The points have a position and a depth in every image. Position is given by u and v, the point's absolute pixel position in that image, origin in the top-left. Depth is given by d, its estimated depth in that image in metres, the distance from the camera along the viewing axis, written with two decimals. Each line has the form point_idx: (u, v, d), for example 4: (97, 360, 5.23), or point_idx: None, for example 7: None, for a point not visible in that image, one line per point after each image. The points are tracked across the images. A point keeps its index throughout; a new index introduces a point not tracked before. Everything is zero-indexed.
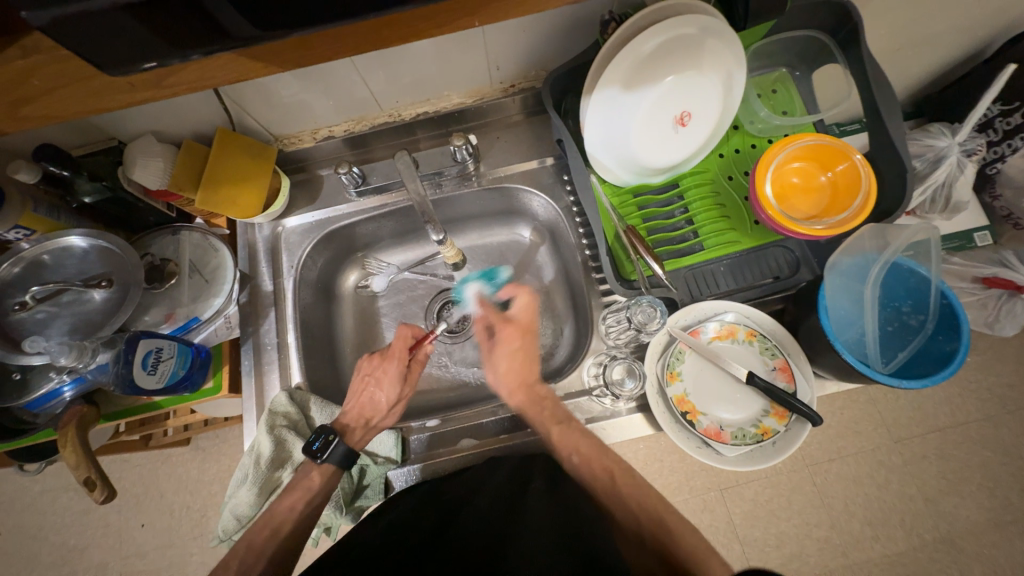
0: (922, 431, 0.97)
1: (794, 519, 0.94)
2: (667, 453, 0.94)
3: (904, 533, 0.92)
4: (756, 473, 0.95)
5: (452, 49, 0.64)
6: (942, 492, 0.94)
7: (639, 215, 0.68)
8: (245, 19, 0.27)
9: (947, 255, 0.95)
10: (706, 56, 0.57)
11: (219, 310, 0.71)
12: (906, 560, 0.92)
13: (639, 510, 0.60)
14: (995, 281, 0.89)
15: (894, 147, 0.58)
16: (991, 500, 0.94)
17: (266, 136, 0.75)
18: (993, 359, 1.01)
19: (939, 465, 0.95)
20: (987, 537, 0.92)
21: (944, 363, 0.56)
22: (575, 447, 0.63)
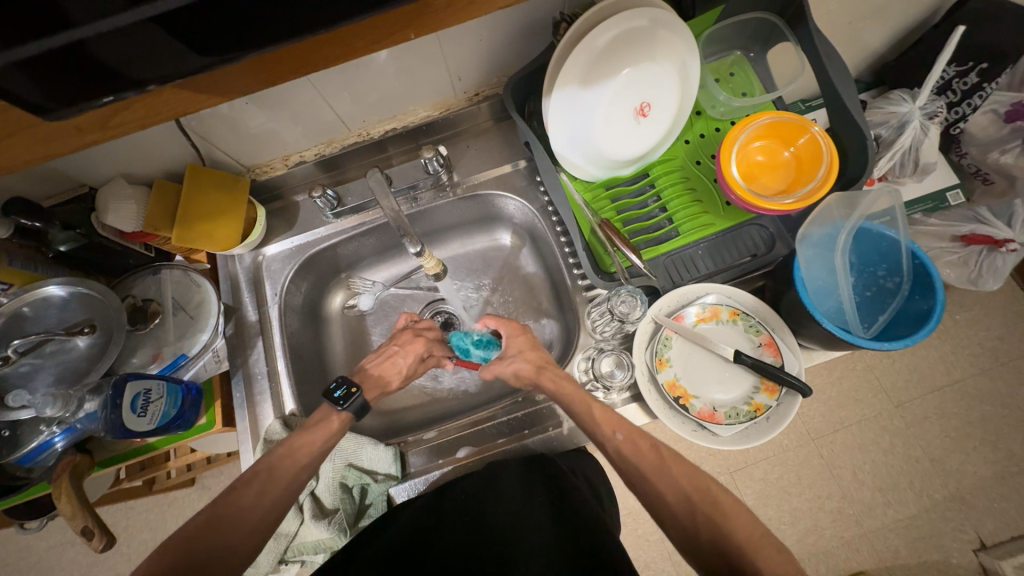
0: (920, 392, 0.98)
1: (805, 493, 0.94)
2: (672, 441, 0.95)
3: (915, 495, 0.93)
4: (762, 451, 0.96)
5: (412, 63, 0.65)
6: (947, 451, 0.95)
7: (612, 207, 0.69)
8: (189, 47, 0.28)
9: (922, 217, 0.97)
10: (658, 47, 0.59)
11: (207, 345, 0.70)
12: (920, 522, 0.92)
13: (690, 494, 0.51)
14: (973, 238, 0.90)
15: (851, 117, 0.59)
16: (995, 453, 0.95)
17: (237, 167, 0.76)
18: (981, 314, 1.02)
19: (940, 424, 0.96)
20: (996, 490, 0.93)
21: (922, 321, 0.57)
22: (618, 422, 0.58)
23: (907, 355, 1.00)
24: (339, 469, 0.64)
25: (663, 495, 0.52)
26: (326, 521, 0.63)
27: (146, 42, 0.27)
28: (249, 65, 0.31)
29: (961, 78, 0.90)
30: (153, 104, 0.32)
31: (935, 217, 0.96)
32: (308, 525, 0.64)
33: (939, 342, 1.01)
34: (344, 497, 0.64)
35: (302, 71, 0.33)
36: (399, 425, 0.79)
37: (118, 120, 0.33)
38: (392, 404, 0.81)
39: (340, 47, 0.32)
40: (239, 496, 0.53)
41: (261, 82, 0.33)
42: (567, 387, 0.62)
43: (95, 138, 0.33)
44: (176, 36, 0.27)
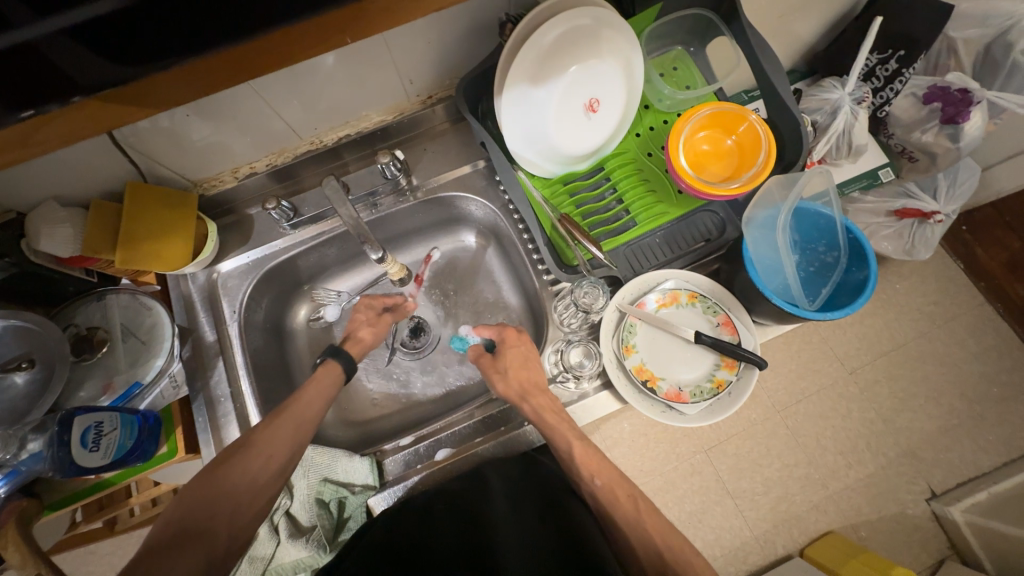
0: (870, 358, 1.06)
1: (775, 463, 0.99)
2: (650, 425, 1.00)
3: (872, 455, 1.00)
4: (732, 428, 1.01)
5: (358, 67, 0.64)
6: (898, 411, 1.03)
7: (571, 202, 0.70)
8: (114, 57, 0.28)
9: (862, 194, 1.09)
10: (603, 45, 0.61)
11: (162, 370, 0.67)
12: (879, 479, 0.99)
13: (662, 551, 0.53)
14: (906, 211, 1.05)
15: (785, 104, 0.63)
16: (938, 409, 1.03)
17: (182, 183, 0.73)
18: (918, 282, 1.11)
19: (890, 386, 1.04)
20: (941, 443, 1.02)
21: (859, 291, 0.61)
22: (599, 468, 0.60)
23: (857, 325, 1.08)
24: (314, 485, 0.63)
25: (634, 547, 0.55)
26: (303, 539, 0.61)
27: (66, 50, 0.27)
28: (194, 73, 0.31)
29: (882, 65, 0.97)
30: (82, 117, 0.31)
31: (870, 196, 1.08)
32: (285, 546, 0.61)
33: (882, 311, 1.09)
34: (320, 513, 0.63)
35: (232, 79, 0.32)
36: (375, 434, 0.78)
37: (41, 136, 0.30)
38: (368, 415, 0.80)
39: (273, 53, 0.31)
40: None
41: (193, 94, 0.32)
42: (551, 414, 0.63)
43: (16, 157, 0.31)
44: (93, 47, 0.27)
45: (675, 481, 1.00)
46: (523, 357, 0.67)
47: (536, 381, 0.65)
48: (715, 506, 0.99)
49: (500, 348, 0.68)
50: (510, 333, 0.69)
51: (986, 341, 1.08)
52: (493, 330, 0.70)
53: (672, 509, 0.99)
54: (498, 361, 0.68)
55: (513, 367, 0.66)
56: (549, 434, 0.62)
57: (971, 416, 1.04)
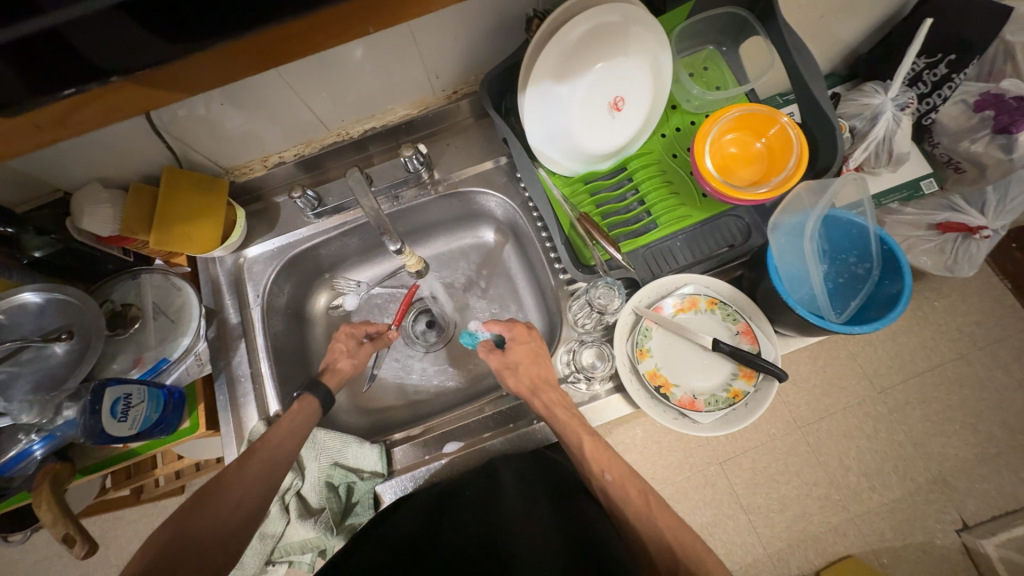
0: (902, 377, 1.01)
1: (793, 481, 0.96)
2: (663, 433, 0.99)
3: (899, 479, 0.96)
4: (750, 441, 0.98)
5: (386, 60, 0.65)
6: (931, 435, 0.98)
7: (591, 201, 0.70)
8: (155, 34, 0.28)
9: (902, 206, 1.05)
10: (631, 42, 0.60)
11: (189, 348, 0.70)
12: (906, 505, 0.95)
13: (674, 548, 0.52)
14: (949, 225, 1.00)
15: (820, 107, 0.61)
16: (975, 436, 0.98)
17: (215, 169, 0.75)
18: (959, 300, 1.06)
19: (922, 409, 0.99)
20: (976, 472, 0.96)
21: (891, 304, 0.58)
22: (609, 464, 0.59)
23: (890, 343, 1.03)
24: (325, 468, 0.65)
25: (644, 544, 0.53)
26: (312, 520, 0.63)
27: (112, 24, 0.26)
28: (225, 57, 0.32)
29: (931, 70, 0.93)
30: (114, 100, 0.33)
31: (910, 206, 1.05)
32: (295, 525, 0.64)
33: (919, 329, 1.03)
34: (330, 496, 0.64)
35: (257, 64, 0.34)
36: (386, 422, 0.79)
37: (81, 111, 0.32)
38: (380, 404, 0.81)
39: (298, 38, 0.32)
40: (200, 512, 0.53)
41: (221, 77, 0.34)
42: (562, 411, 0.63)
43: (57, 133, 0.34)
44: (139, 20, 0.27)
45: (687, 491, 0.98)
46: (532, 351, 0.68)
47: (544, 376, 0.65)
48: (728, 521, 0.96)
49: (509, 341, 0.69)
50: (519, 328, 0.71)
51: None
52: (503, 326, 0.71)
53: (683, 519, 0.97)
54: (508, 354, 0.69)
55: (523, 361, 0.67)
56: (559, 429, 0.61)
57: (1012, 445, 0.98)
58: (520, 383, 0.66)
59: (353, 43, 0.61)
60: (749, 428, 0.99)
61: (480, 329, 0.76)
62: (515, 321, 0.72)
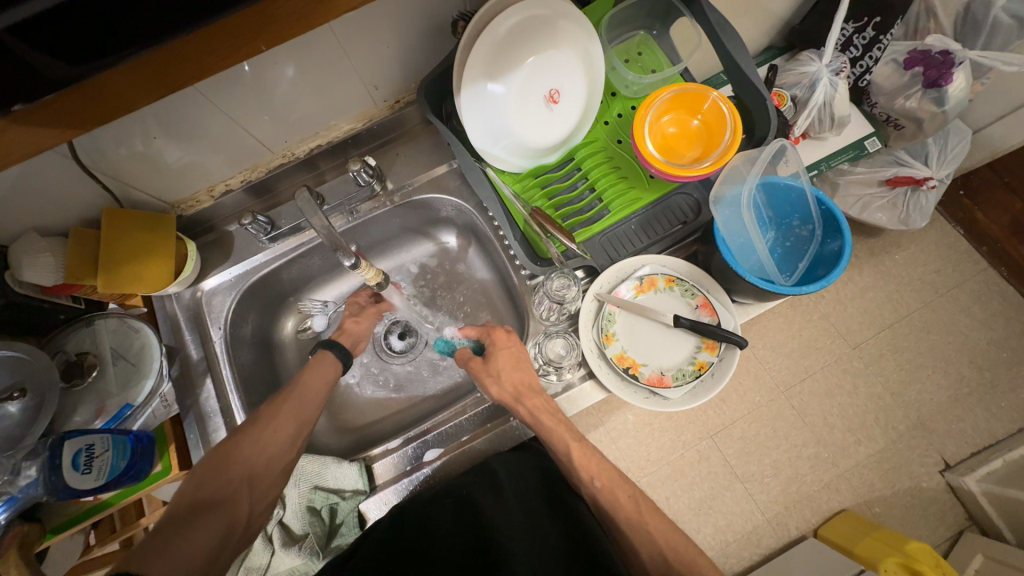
0: (874, 332, 1.04)
1: (782, 444, 0.99)
2: (653, 415, 1.00)
3: (881, 430, 0.99)
4: (737, 412, 1.01)
5: (320, 76, 0.65)
6: (906, 383, 1.02)
7: (543, 195, 0.70)
8: (58, 58, 0.29)
9: (853, 166, 1.10)
10: (559, 36, 0.61)
11: (153, 391, 0.68)
12: (890, 454, 0.98)
13: (666, 553, 0.54)
14: (897, 179, 1.05)
15: (750, 81, 0.63)
16: (947, 378, 1.02)
17: (159, 206, 0.74)
18: (918, 251, 1.10)
19: (895, 358, 1.03)
20: (952, 412, 1.00)
21: (835, 261, 0.60)
22: (598, 469, 0.60)
23: (858, 300, 1.06)
24: (305, 493, 0.65)
25: (638, 550, 0.55)
26: (296, 548, 0.63)
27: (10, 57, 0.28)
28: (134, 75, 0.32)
29: (859, 33, 0.95)
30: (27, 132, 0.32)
31: (860, 166, 1.09)
32: (279, 555, 0.63)
33: (883, 284, 1.07)
34: (312, 520, 0.63)
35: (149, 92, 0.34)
36: (369, 439, 0.79)
37: None
38: (362, 421, 0.80)
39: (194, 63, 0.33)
40: None
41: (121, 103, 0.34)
42: (547, 417, 0.62)
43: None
44: (38, 47, 0.28)
45: (684, 469, 1.00)
46: (514, 356, 0.65)
47: (527, 381, 0.64)
48: (726, 492, 0.98)
49: (489, 348, 0.67)
50: (499, 334, 0.68)
51: (992, 305, 1.06)
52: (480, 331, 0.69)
53: (681, 497, 0.98)
54: (489, 361, 0.66)
55: (505, 367, 0.65)
56: (547, 437, 0.61)
57: (982, 384, 1.02)
58: (503, 391, 0.64)
59: (283, 63, 0.60)
60: (733, 399, 1.01)
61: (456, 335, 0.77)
62: (494, 326, 0.69)
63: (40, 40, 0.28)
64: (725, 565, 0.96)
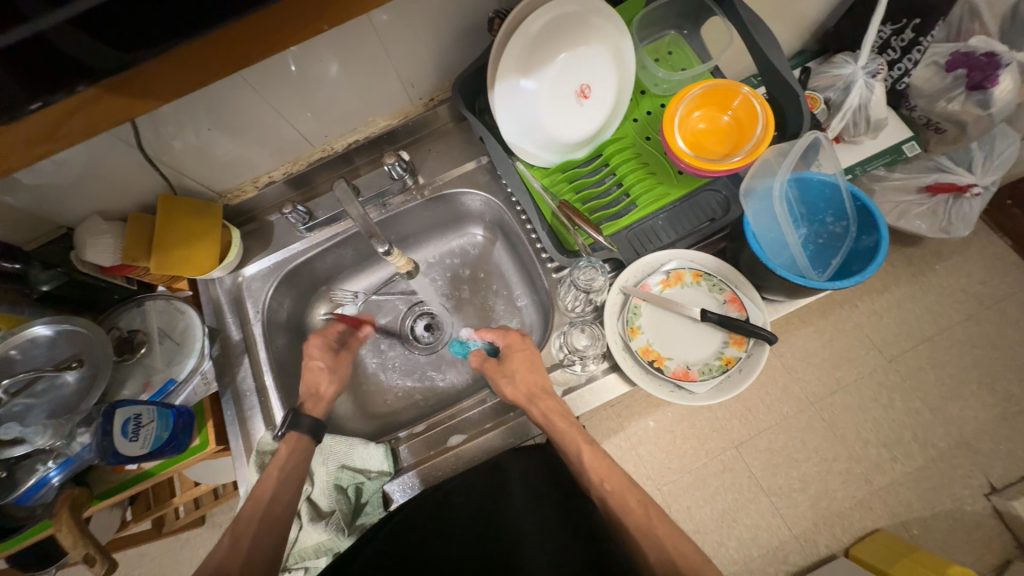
0: (913, 345, 1.06)
1: (813, 458, 1.02)
2: (676, 423, 1.05)
3: (920, 447, 1.01)
4: (763, 424, 1.04)
5: (361, 74, 0.68)
6: (947, 400, 1.04)
7: (572, 189, 0.71)
8: (108, 44, 0.31)
9: (892, 172, 1.08)
10: (591, 32, 0.63)
11: (194, 368, 0.72)
12: (930, 473, 1.00)
13: (675, 558, 0.55)
14: (939, 186, 1.03)
15: (782, 77, 0.63)
16: (993, 396, 1.03)
17: (208, 195, 0.78)
18: (961, 261, 1.11)
19: (935, 373, 1.05)
20: (998, 432, 1.02)
21: (871, 257, 0.59)
22: (608, 474, 0.61)
23: (896, 311, 1.09)
24: (333, 471, 0.67)
25: (647, 557, 0.55)
26: (323, 523, 0.64)
27: (78, 42, 0.30)
28: (175, 63, 0.33)
29: (897, 35, 0.93)
30: (89, 115, 0.34)
31: (898, 171, 1.08)
32: (307, 529, 0.65)
33: (922, 295, 1.09)
34: (339, 498, 0.65)
35: (220, 67, 0.35)
36: (394, 426, 0.80)
37: (65, 130, 0.34)
38: (387, 408, 0.82)
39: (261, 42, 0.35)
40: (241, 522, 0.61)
41: (185, 85, 0.36)
42: (559, 417, 0.63)
43: (42, 151, 0.35)
44: (99, 35, 0.30)
45: (709, 479, 1.04)
46: (527, 358, 0.67)
47: (540, 383, 0.65)
48: (752, 504, 1.02)
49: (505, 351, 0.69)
50: (514, 336, 0.71)
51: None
52: (497, 334, 0.71)
53: (703, 509, 1.03)
54: (504, 362, 0.68)
55: (519, 369, 0.67)
56: (559, 439, 0.62)
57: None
58: (517, 390, 0.65)
59: (328, 60, 0.64)
60: (762, 409, 1.05)
61: (471, 337, 0.76)
62: (511, 329, 0.72)
63: (102, 30, 0.30)
64: None
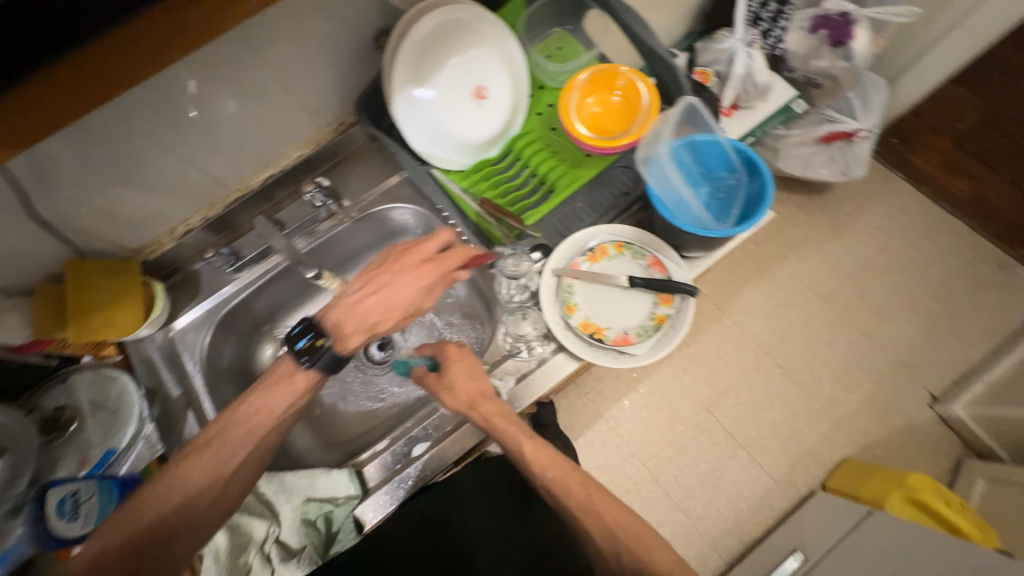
0: (841, 283, 1.26)
1: (778, 405, 1.18)
2: (652, 401, 1.18)
3: (866, 373, 1.20)
4: (728, 382, 1.20)
5: (261, 107, 0.69)
6: (881, 326, 1.23)
7: (490, 186, 0.74)
8: None
9: (791, 129, 1.19)
10: (475, 39, 0.68)
11: (135, 434, 0.69)
12: (879, 394, 1.18)
13: (618, 533, 0.56)
14: (832, 135, 1.16)
15: (657, 54, 0.69)
16: (915, 316, 1.23)
17: (123, 252, 0.75)
18: (865, 211, 1.33)
19: (866, 305, 1.25)
20: (925, 346, 1.21)
21: (761, 201, 0.65)
22: (550, 461, 0.60)
23: (823, 258, 1.29)
24: (299, 506, 0.65)
25: (591, 532, 0.57)
26: (295, 561, 0.64)
27: None
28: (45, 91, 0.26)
29: (765, 8, 1.03)
30: None
31: (795, 128, 1.19)
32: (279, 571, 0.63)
33: (836, 245, 1.29)
34: (309, 531, 0.65)
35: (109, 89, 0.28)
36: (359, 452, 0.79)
37: None
38: (350, 436, 0.81)
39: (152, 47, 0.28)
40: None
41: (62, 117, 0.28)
42: (501, 417, 0.62)
43: None
44: None
45: (693, 444, 1.16)
46: (465, 366, 0.65)
47: (480, 387, 0.63)
48: (732, 457, 1.15)
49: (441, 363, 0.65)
50: (451, 347, 0.67)
51: (941, 242, 1.29)
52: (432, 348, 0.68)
53: (689, 472, 1.14)
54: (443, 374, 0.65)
55: (458, 378, 0.64)
56: (500, 439, 0.61)
57: (945, 315, 1.23)
58: (458, 398, 0.64)
59: (223, 98, 0.64)
60: (725, 367, 1.21)
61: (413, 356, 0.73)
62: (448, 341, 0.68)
63: None
64: (742, 528, 1.11)
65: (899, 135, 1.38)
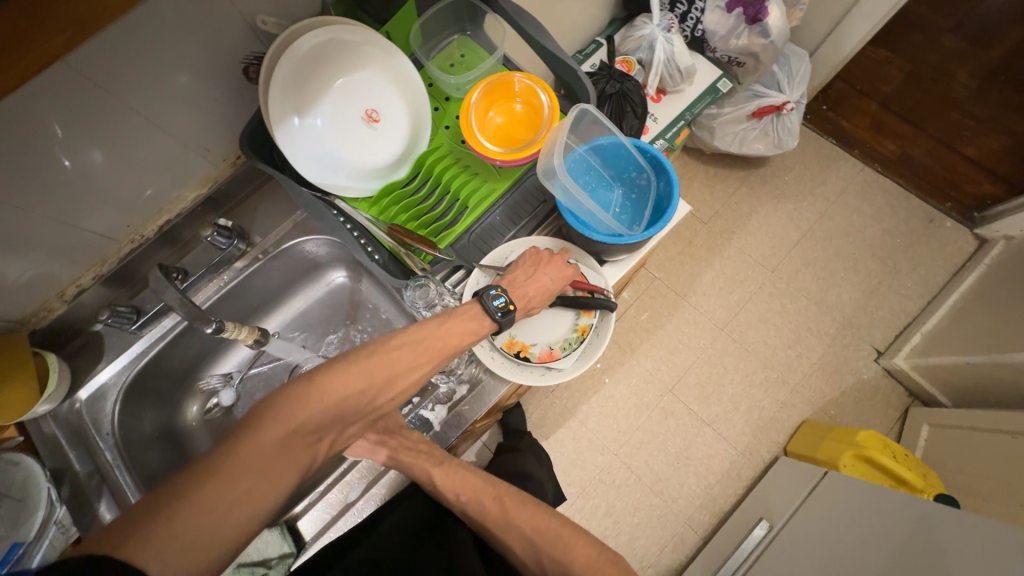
0: (786, 252, 1.29)
1: (736, 378, 1.21)
2: (615, 389, 1.20)
3: (817, 338, 1.23)
4: (685, 363, 1.22)
5: (135, 152, 0.63)
6: (826, 289, 1.27)
7: (402, 210, 0.69)
8: None
9: (722, 108, 1.20)
10: (358, 59, 0.64)
11: (45, 521, 0.62)
12: (829, 358, 1.22)
13: (539, 541, 0.55)
14: (762, 110, 1.15)
15: (556, 56, 0.66)
16: (857, 275, 1.27)
17: (5, 321, 0.67)
18: (801, 180, 1.35)
19: (811, 271, 1.28)
20: (869, 304, 1.26)
21: (669, 200, 0.65)
22: (461, 484, 0.60)
23: (765, 229, 1.31)
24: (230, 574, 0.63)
25: (511, 545, 0.56)
26: None
27: None
28: None
29: None
30: None
31: (727, 106, 1.19)
32: None
33: (775, 217, 1.32)
34: None
35: None
36: None
37: None
38: None
39: None
40: None
41: None
42: (408, 452, 0.62)
43: None
44: None
45: (657, 428, 1.18)
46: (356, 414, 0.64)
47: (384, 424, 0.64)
48: (698, 435, 1.18)
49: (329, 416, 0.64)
50: None
51: (877, 202, 1.33)
52: None
53: (658, 456, 1.16)
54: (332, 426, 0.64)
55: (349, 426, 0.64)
56: (410, 473, 0.61)
57: (887, 272, 1.28)
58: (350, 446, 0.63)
59: (87, 149, 0.58)
60: (683, 348, 1.23)
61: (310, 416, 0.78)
62: None
63: None
64: (714, 505, 1.13)
65: (827, 102, 1.41)
